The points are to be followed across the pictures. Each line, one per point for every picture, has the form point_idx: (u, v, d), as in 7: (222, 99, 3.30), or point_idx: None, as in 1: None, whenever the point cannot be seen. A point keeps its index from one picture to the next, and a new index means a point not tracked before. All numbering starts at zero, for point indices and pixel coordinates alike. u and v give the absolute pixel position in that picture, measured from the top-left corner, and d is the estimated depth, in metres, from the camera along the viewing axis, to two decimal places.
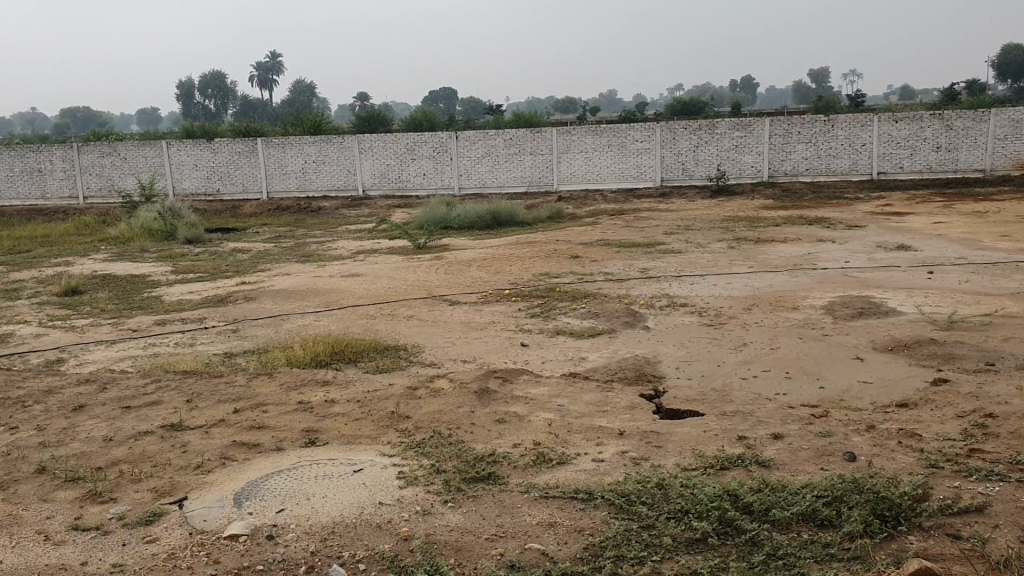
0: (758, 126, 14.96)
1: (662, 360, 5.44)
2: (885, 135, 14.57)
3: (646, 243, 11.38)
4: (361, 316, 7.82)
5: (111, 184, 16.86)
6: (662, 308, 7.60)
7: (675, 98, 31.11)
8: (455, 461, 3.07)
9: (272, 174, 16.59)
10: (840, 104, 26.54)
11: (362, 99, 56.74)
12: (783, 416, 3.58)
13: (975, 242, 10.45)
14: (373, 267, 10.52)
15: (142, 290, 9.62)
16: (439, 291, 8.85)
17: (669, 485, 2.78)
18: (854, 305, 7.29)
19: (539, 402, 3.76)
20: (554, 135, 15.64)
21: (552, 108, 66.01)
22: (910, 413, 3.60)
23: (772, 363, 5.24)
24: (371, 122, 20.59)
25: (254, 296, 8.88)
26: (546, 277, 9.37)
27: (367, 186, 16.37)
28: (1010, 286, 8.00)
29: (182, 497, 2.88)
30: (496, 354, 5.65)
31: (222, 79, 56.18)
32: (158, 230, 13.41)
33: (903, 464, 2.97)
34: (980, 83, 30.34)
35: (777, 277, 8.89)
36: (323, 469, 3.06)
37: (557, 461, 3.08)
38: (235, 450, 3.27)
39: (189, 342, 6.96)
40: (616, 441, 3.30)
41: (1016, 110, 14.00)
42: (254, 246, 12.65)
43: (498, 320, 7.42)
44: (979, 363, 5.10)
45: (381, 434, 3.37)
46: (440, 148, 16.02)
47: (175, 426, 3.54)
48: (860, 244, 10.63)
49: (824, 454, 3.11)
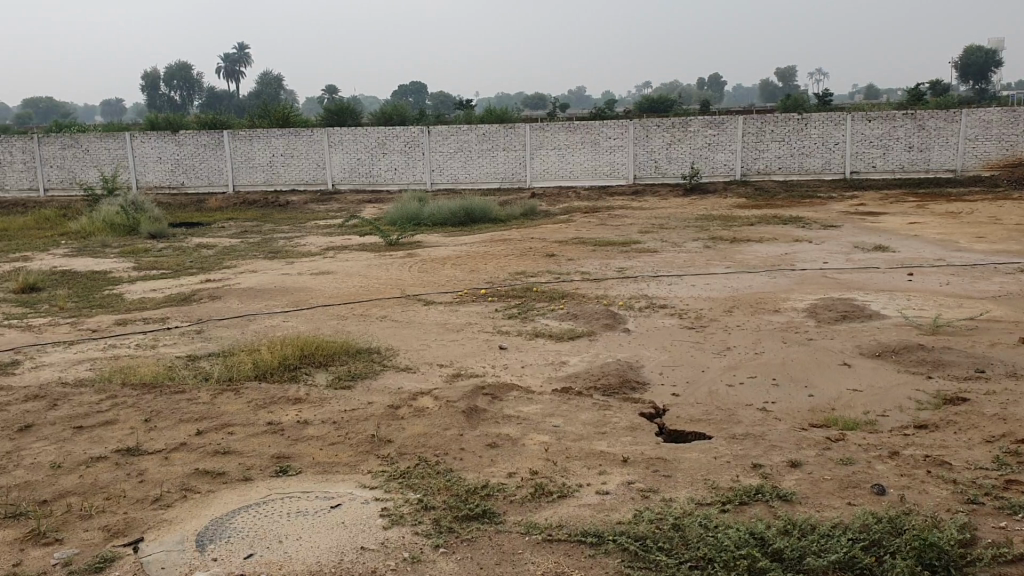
0: (732, 123, 14.73)
1: (647, 365, 5.16)
2: (858, 134, 14.41)
3: (621, 241, 11.12)
4: (331, 316, 7.47)
5: (72, 176, 16.33)
6: (642, 310, 7.33)
7: (645, 95, 30.84)
8: (445, 494, 2.77)
9: (239, 167, 16.12)
10: (807, 103, 26.55)
11: (329, 92, 56.18)
12: (797, 440, 3.31)
13: (952, 243, 10.29)
14: (344, 264, 10.16)
15: (104, 287, 9.19)
16: (411, 291, 8.52)
17: (689, 527, 2.49)
18: (837, 308, 7.05)
19: (532, 422, 3.46)
20: (528, 130, 15.33)
21: (522, 104, 65.84)
22: (931, 438, 3.34)
23: (761, 370, 4.98)
24: (341, 115, 20.17)
25: (220, 295, 8.49)
26: (522, 276, 9.07)
27: (336, 180, 15.97)
28: (991, 289, 7.81)
29: (138, 538, 2.54)
30: (474, 358, 5.34)
31: (189, 71, 55.37)
32: (121, 224, 12.91)
33: (938, 499, 2.71)
34: (944, 84, 30.46)
35: (755, 278, 8.66)
36: (298, 504, 2.74)
37: (559, 494, 2.78)
38: (198, 481, 2.94)
39: (152, 344, 6.58)
40: (620, 470, 3.01)
41: (987, 111, 13.86)
42: (220, 241, 12.24)
43: (474, 321, 7.09)
44: (971, 370, 4.87)
45: (360, 462, 3.06)
46: (411, 143, 15.65)
47: (132, 450, 3.20)
48: (837, 244, 10.43)
49: (849, 485, 2.83)
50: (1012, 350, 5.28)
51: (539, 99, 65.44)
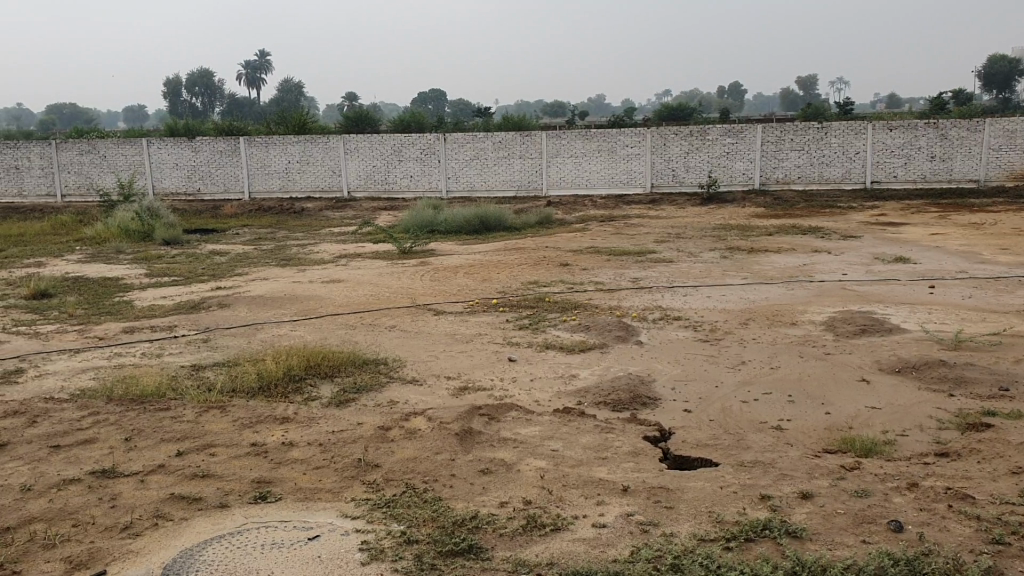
0: (751, 132, 14.52)
1: (658, 379, 4.97)
2: (879, 143, 14.17)
3: (637, 251, 10.93)
4: (340, 326, 7.32)
5: (89, 181, 16.31)
6: (657, 322, 7.13)
7: (665, 104, 30.59)
8: (430, 526, 2.61)
9: (255, 174, 16.04)
10: (828, 112, 26.29)
11: (349, 99, 56.23)
12: (809, 468, 3.12)
13: (975, 254, 10.03)
14: (356, 272, 10.02)
15: (114, 294, 9.07)
16: (422, 300, 8.36)
17: (689, 569, 2.32)
18: (856, 321, 6.83)
19: (529, 446, 3.30)
20: (544, 138, 15.18)
21: (541, 113, 65.77)
22: (953, 468, 3.14)
23: (777, 386, 4.78)
24: (359, 121, 20.08)
25: (229, 303, 8.36)
26: (534, 285, 8.90)
27: (352, 187, 15.85)
28: (1014, 303, 7.57)
29: (101, 572, 2.39)
30: (482, 370, 5.15)
31: (209, 77, 55.55)
32: (135, 230, 12.84)
33: (960, 538, 2.52)
34: (967, 93, 30.12)
35: (772, 290, 8.44)
36: (274, 534, 2.58)
37: (552, 528, 2.61)
38: (172, 507, 2.78)
39: (157, 353, 6.45)
40: (619, 501, 2.83)
41: (1011, 120, 13.59)
42: (233, 248, 12.14)
43: (484, 332, 6.90)
44: (995, 388, 4.65)
45: (344, 488, 2.90)
46: (427, 150, 15.52)
47: (107, 472, 3.05)
48: (856, 255, 10.19)
49: (864, 520, 2.64)
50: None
51: (558, 106, 65.42)
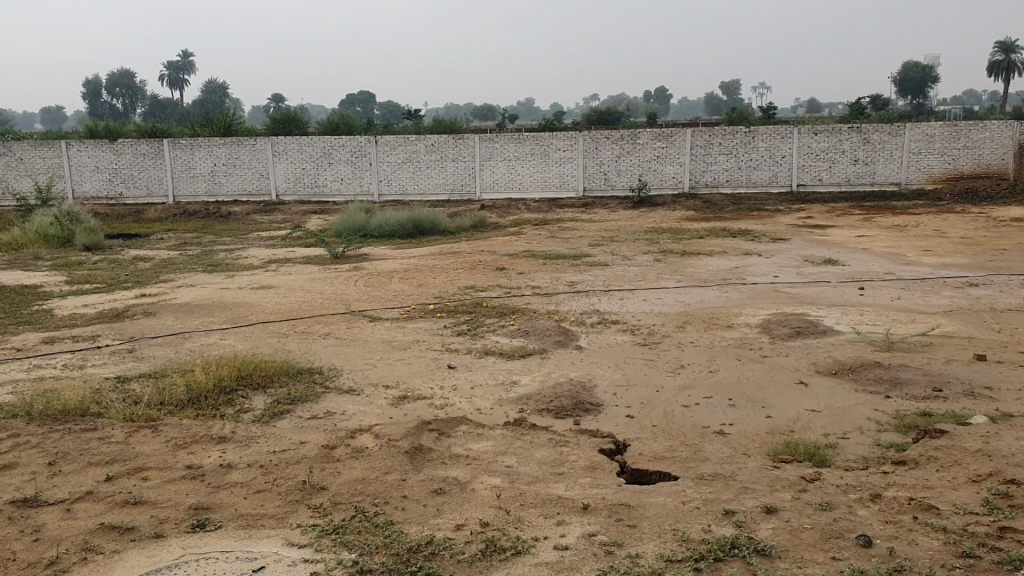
0: (681, 136, 14.60)
1: (600, 385, 4.86)
2: (805, 147, 14.37)
3: (571, 254, 10.85)
4: (272, 334, 7.07)
5: (6, 185, 15.80)
6: (594, 326, 7.04)
7: (593, 107, 30.60)
8: (383, 554, 2.46)
9: (179, 177, 15.58)
10: (753, 116, 26.68)
11: (276, 102, 55.35)
12: (770, 480, 3.05)
13: (900, 256, 10.18)
14: (287, 278, 9.75)
15: (32, 302, 8.67)
16: (356, 306, 8.15)
17: None
18: (790, 323, 6.83)
19: (482, 462, 3.18)
20: (477, 141, 15.04)
21: (471, 116, 65.68)
22: (913, 477, 3.10)
23: (717, 390, 4.71)
24: (287, 123, 19.68)
25: (155, 311, 8.04)
26: (470, 290, 8.76)
27: (280, 191, 15.51)
28: (941, 303, 7.67)
29: None
30: (422, 377, 4.99)
31: (131, 78, 54.09)
32: (54, 235, 12.34)
33: (930, 552, 2.46)
34: (884, 98, 30.85)
35: (707, 292, 8.44)
36: (215, 567, 2.41)
37: (513, 552, 2.48)
38: (103, 538, 2.58)
39: (78, 365, 6.13)
40: (581, 520, 2.71)
41: (931, 125, 13.91)
42: (158, 253, 11.75)
43: (421, 339, 6.73)
44: (930, 390, 4.65)
45: (289, 514, 2.73)
46: (358, 152, 15.26)
47: (29, 501, 2.83)
48: (787, 258, 10.27)
49: (832, 536, 2.57)
50: (968, 366, 5.09)
51: (487, 111, 65.45)
